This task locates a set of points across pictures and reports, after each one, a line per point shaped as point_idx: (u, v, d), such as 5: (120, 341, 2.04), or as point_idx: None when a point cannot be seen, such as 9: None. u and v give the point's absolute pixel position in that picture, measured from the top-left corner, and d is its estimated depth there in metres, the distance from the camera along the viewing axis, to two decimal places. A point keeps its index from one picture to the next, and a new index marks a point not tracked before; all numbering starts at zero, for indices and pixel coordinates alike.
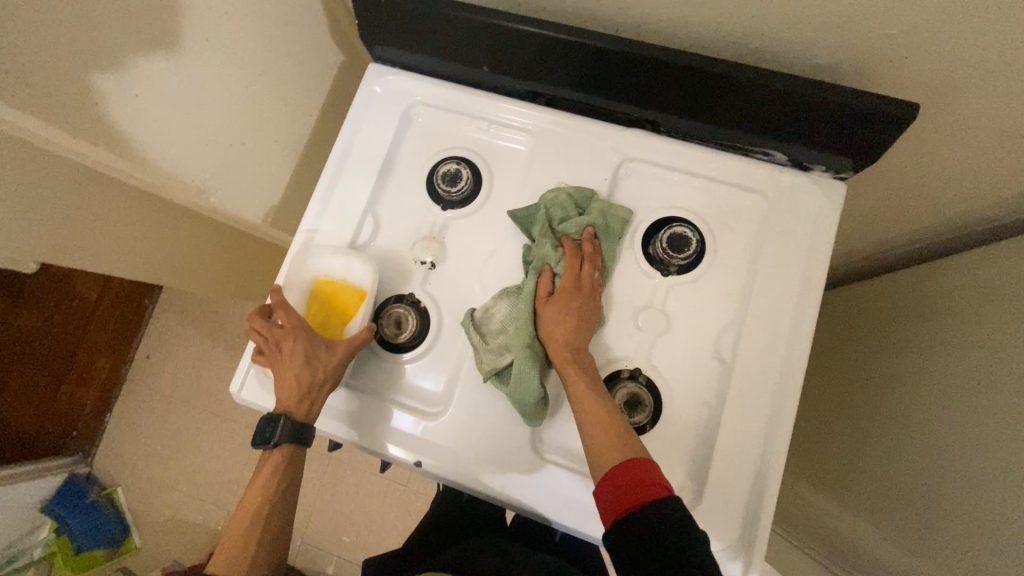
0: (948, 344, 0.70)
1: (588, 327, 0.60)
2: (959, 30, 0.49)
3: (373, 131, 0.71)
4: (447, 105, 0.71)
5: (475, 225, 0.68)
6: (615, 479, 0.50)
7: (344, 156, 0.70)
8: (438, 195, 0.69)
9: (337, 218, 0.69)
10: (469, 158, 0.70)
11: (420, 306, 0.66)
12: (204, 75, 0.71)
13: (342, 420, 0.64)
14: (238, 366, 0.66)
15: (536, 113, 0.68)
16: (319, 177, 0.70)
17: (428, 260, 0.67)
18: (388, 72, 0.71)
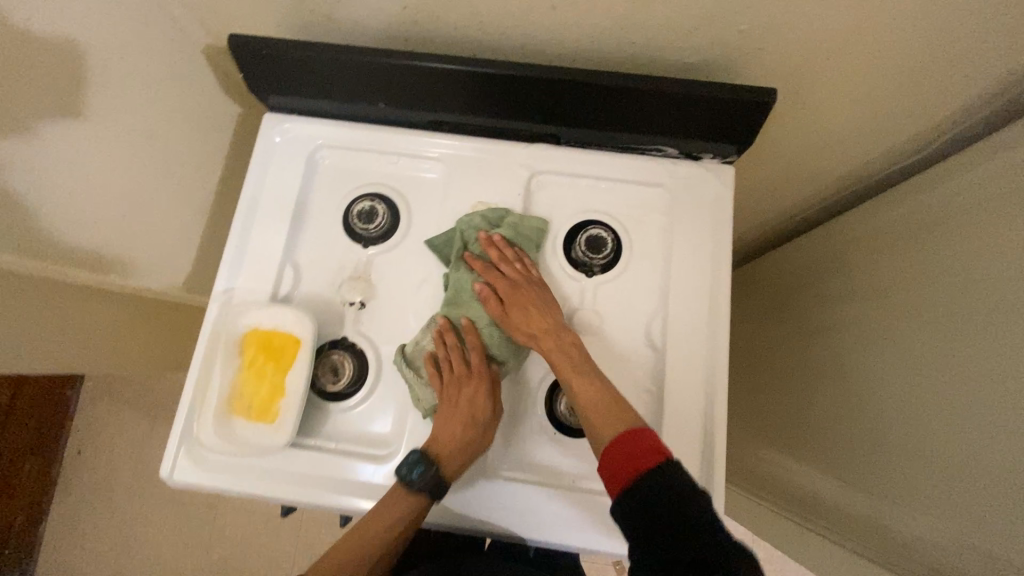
0: (854, 295, 0.77)
1: (549, 306, 0.61)
2: (797, 20, 0.56)
3: (277, 181, 0.69)
4: (351, 144, 0.71)
5: (400, 258, 0.68)
6: (618, 446, 0.51)
7: (251, 210, 0.68)
8: (357, 234, 0.68)
9: (254, 273, 0.66)
10: (382, 195, 0.69)
11: (356, 348, 0.64)
12: (94, 147, 0.67)
13: (290, 483, 0.61)
14: (167, 448, 0.62)
15: (440, 140, 0.69)
16: (229, 234, 0.67)
17: (357, 300, 0.66)
18: (285, 121, 0.71)
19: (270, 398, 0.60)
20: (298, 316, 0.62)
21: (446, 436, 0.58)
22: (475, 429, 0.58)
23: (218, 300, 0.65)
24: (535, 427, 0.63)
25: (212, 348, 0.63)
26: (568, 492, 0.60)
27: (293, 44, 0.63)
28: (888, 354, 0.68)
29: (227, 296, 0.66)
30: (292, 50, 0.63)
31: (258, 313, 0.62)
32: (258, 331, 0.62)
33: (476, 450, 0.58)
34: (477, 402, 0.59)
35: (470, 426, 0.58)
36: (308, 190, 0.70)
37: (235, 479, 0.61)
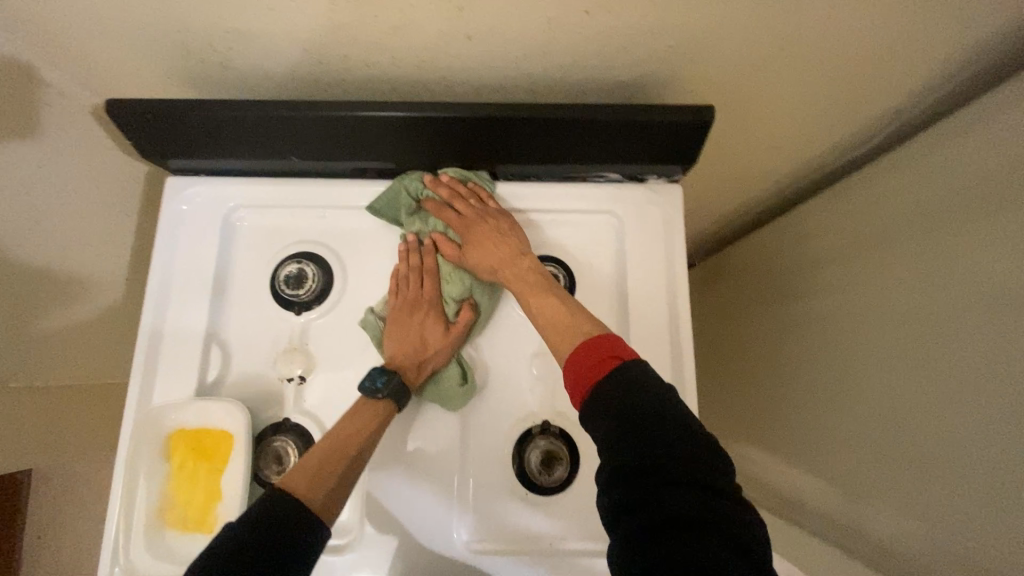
0: (818, 292, 0.76)
1: (503, 235, 0.60)
2: (726, 30, 0.53)
3: (187, 256, 0.63)
4: (268, 202, 0.64)
5: (340, 320, 0.62)
6: (581, 354, 0.49)
7: (162, 290, 0.62)
8: (285, 303, 0.62)
9: (177, 358, 0.61)
10: (305, 255, 0.63)
11: (300, 430, 0.59)
12: None
13: None
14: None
15: (367, 189, 0.64)
16: (142, 318, 0.61)
17: (297, 374, 0.60)
18: (190, 187, 0.64)
19: (207, 504, 0.55)
20: (226, 405, 0.56)
21: (400, 349, 0.59)
22: (430, 343, 0.60)
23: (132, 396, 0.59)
24: (502, 493, 0.58)
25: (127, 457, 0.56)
26: (542, 557, 0.56)
27: (185, 104, 0.57)
28: (856, 354, 0.67)
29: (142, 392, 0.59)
30: (183, 110, 0.57)
31: (180, 408, 0.56)
32: (181, 430, 0.56)
33: (432, 364, 0.59)
34: (433, 323, 0.60)
35: (427, 340, 0.60)
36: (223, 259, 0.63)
37: None
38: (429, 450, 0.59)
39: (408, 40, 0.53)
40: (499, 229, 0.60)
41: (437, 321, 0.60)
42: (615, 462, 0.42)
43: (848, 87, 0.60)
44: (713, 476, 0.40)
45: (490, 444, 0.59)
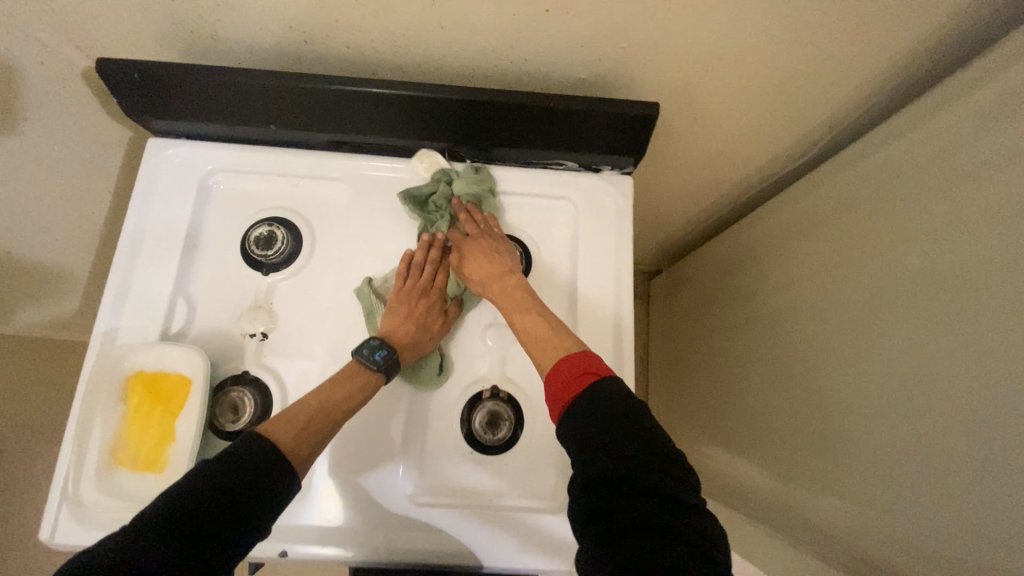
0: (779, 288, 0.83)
1: (504, 258, 0.65)
2: (675, 37, 0.59)
3: (159, 217, 0.67)
4: (245, 166, 0.69)
5: (306, 281, 0.66)
6: (564, 367, 0.55)
7: (129, 247, 0.65)
8: (246, 265, 0.66)
9: (142, 308, 0.64)
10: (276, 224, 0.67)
11: (258, 384, 0.62)
12: None
13: None
14: (46, 509, 0.58)
15: (340, 161, 0.69)
16: (113, 265, 0.65)
17: (259, 330, 0.64)
18: (163, 154, 0.68)
19: (159, 446, 0.58)
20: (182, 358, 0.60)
21: (399, 326, 0.62)
22: (428, 328, 0.63)
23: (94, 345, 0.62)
24: (446, 450, 0.61)
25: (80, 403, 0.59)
26: (479, 509, 0.60)
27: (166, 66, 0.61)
28: (813, 345, 0.74)
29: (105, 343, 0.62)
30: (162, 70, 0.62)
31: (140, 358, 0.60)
32: (138, 376, 0.59)
33: (425, 345, 0.62)
34: (435, 311, 0.64)
35: (426, 323, 0.63)
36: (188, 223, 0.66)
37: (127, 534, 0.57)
38: (376, 406, 0.62)
39: (387, 26, 0.58)
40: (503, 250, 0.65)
41: (439, 309, 0.65)
42: (586, 475, 0.49)
43: (788, 101, 0.69)
44: (674, 486, 0.47)
45: (436, 402, 0.63)
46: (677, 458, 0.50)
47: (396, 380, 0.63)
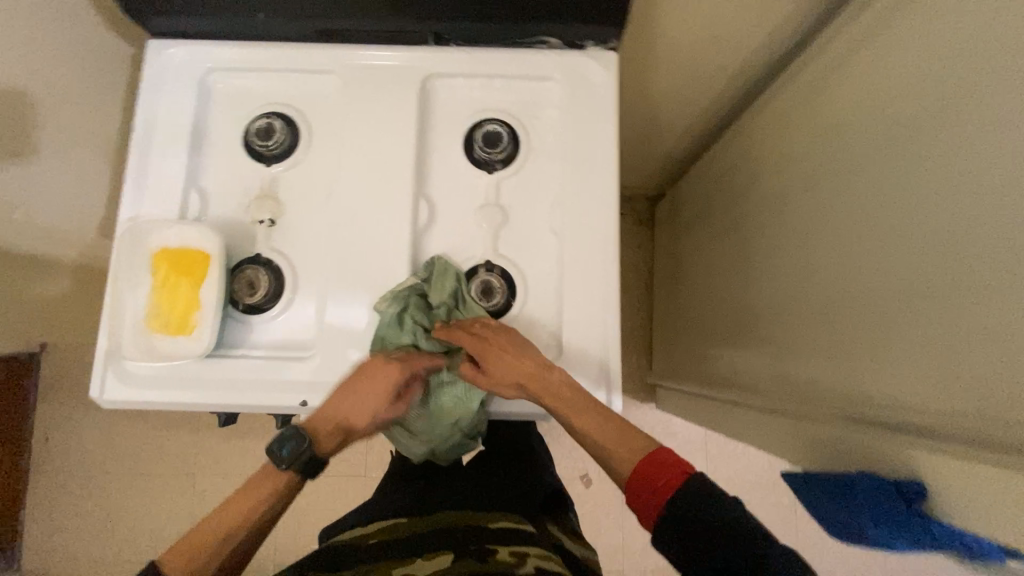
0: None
1: (615, 437, 0.57)
2: None
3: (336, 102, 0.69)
4: (458, 68, 0.69)
5: (527, 178, 0.68)
6: (649, 470, 0.53)
7: (324, 135, 0.69)
8: (469, 158, 0.68)
9: (356, 207, 0.66)
10: (445, 291, 0.63)
11: (500, 268, 0.66)
12: (229, 86, 0.70)
13: None
14: (146, 384, 0.62)
15: (548, 62, 0.68)
16: (324, 165, 0.68)
17: (490, 225, 0.67)
18: (365, 46, 0.69)
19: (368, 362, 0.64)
20: (394, 231, 0.66)
21: (590, 435, 0.57)
22: (594, 432, 0.58)
23: (277, 213, 0.67)
24: (603, 357, 0.64)
25: (284, 257, 0.66)
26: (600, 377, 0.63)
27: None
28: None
29: (289, 207, 0.68)
30: None
31: (348, 230, 0.66)
32: (375, 261, 0.65)
33: (637, 446, 0.56)
34: (588, 419, 0.58)
35: (583, 422, 0.58)
36: (390, 109, 0.68)
37: None
38: (590, 304, 0.65)
39: None
40: (510, 361, 0.59)
41: (592, 414, 0.58)
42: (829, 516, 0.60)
43: None
44: (904, 512, 0.52)
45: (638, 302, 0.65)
46: (915, 495, 0.52)
47: (607, 281, 0.65)
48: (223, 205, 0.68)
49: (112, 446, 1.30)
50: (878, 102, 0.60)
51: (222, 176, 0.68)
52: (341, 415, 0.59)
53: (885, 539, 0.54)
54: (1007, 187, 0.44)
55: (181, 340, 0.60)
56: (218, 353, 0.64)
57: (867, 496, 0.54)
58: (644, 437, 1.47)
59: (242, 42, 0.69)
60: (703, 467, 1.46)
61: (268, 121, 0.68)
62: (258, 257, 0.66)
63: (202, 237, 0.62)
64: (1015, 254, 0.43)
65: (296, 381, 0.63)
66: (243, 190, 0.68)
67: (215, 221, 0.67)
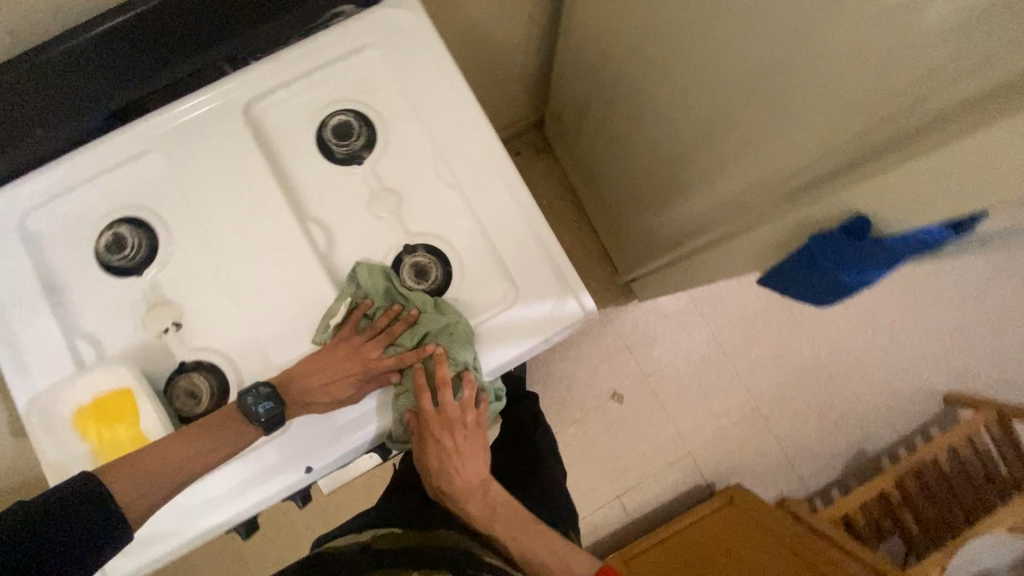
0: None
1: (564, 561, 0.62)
2: None
3: (170, 177, 0.63)
4: (272, 81, 0.64)
5: (398, 150, 0.65)
6: None
7: (178, 214, 0.63)
8: (333, 160, 0.65)
9: (252, 264, 0.62)
10: (381, 286, 0.62)
11: (421, 245, 0.64)
12: (50, 218, 0.62)
13: (351, 435, 0.61)
14: (154, 539, 0.58)
15: (354, 30, 0.65)
16: (196, 242, 0.63)
17: (389, 211, 0.64)
18: (170, 105, 0.63)
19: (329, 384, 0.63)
20: (301, 266, 0.62)
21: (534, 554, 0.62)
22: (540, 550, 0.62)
23: (177, 314, 0.61)
24: (555, 267, 0.64)
25: (209, 350, 0.61)
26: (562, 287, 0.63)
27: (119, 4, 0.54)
28: None
29: (185, 301, 0.62)
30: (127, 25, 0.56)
31: (257, 289, 0.62)
32: (302, 303, 0.62)
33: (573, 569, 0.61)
34: (533, 537, 0.63)
35: (523, 535, 0.63)
36: (229, 155, 0.63)
37: (347, 440, 0.60)
38: (518, 231, 0.64)
39: None
40: (471, 439, 0.63)
41: (545, 541, 0.63)
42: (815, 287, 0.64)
43: None
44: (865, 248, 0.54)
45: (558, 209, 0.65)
46: (866, 228, 0.54)
47: (523, 202, 0.64)
48: (117, 336, 0.61)
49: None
50: None
51: (99, 309, 0.61)
52: (311, 379, 0.58)
53: (861, 280, 0.57)
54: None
55: None
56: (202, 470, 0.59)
57: (826, 254, 0.58)
58: (644, 331, 1.54)
59: (39, 168, 0.62)
60: (704, 327, 1.55)
61: (114, 231, 0.62)
62: (184, 364, 0.61)
63: (112, 376, 0.56)
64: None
65: (292, 453, 0.60)
66: (129, 310, 0.62)
67: (118, 356, 0.61)
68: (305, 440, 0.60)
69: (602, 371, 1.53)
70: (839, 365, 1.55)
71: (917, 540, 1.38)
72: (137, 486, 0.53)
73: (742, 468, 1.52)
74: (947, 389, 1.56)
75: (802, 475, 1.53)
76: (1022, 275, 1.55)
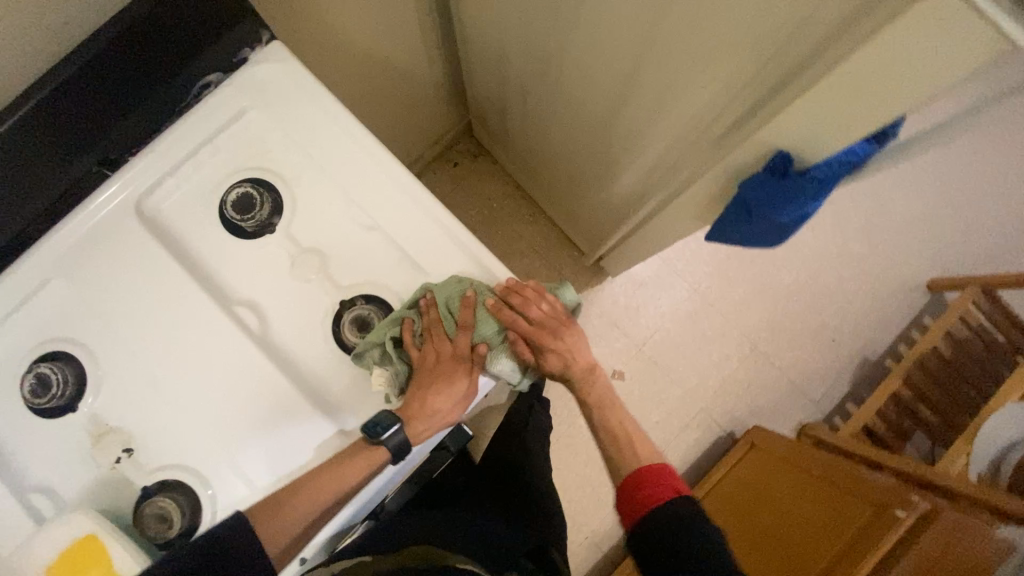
0: None
1: (641, 434, 0.66)
2: None
3: (77, 301, 0.59)
4: (159, 172, 0.61)
5: (310, 206, 0.62)
6: (643, 478, 0.61)
7: (98, 337, 0.59)
8: (244, 235, 0.61)
9: (190, 364, 0.59)
10: (399, 308, 0.60)
11: (359, 297, 0.61)
12: None
13: (336, 515, 0.58)
14: None
15: (228, 96, 0.62)
16: (126, 359, 0.59)
17: (316, 272, 0.61)
18: (56, 227, 0.59)
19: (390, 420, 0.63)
20: (240, 353, 0.59)
21: (629, 426, 0.67)
22: (624, 423, 0.67)
23: (126, 440, 0.58)
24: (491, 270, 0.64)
25: (171, 467, 0.58)
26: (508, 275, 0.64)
27: None
28: None
29: (131, 424, 0.59)
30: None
31: (204, 390, 0.59)
32: (253, 389, 0.59)
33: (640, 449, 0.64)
34: (620, 411, 0.68)
35: (611, 408, 0.68)
36: (136, 259, 0.60)
37: (332, 521, 0.58)
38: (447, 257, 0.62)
39: None
40: (565, 342, 0.63)
41: (629, 415, 0.68)
42: (759, 230, 0.62)
43: None
44: (791, 181, 0.53)
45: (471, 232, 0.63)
46: (788, 160, 0.53)
47: (442, 229, 0.63)
48: (71, 479, 0.57)
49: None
50: None
51: (41, 458, 0.58)
52: (423, 405, 0.58)
53: (802, 213, 0.57)
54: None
55: None
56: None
57: (758, 198, 0.57)
58: (626, 302, 1.53)
59: None
60: (682, 283, 1.54)
61: (33, 372, 0.58)
62: (146, 490, 0.57)
63: (70, 526, 0.53)
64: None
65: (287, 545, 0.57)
66: (76, 449, 0.58)
67: (77, 500, 0.57)
68: None
69: (597, 354, 1.52)
70: (821, 283, 1.56)
71: (941, 431, 1.39)
72: (271, 526, 0.53)
73: (756, 408, 1.52)
74: (928, 276, 1.58)
75: (815, 399, 1.54)
76: (961, 152, 1.60)
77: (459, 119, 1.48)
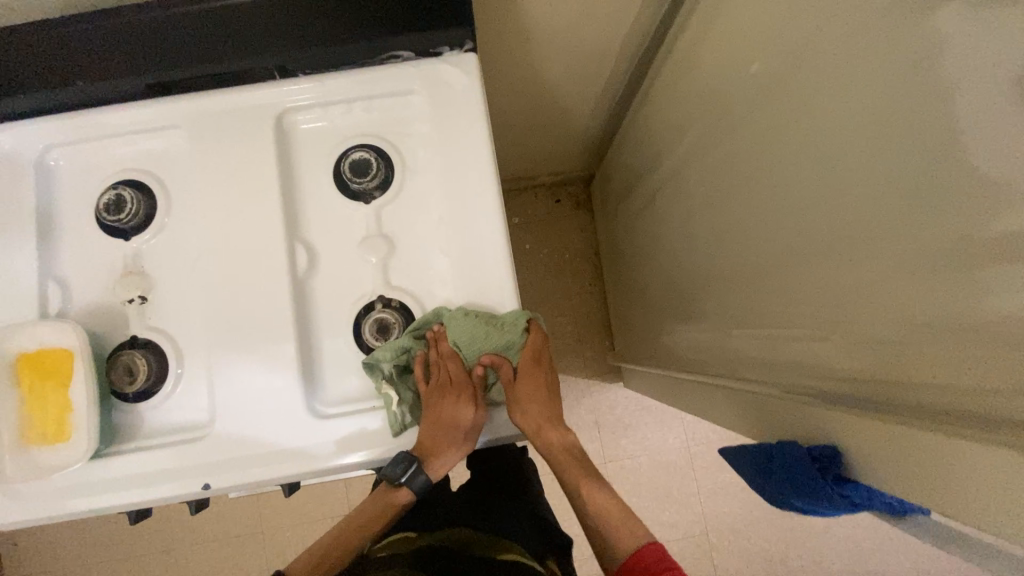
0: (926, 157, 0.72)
1: (634, 526, 0.63)
2: None
3: (187, 158, 0.64)
4: (311, 100, 0.65)
5: (409, 201, 0.65)
6: None
7: (183, 195, 0.64)
8: (343, 191, 0.64)
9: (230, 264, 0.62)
10: (404, 334, 0.61)
11: (395, 303, 0.63)
12: (73, 160, 0.65)
13: (253, 468, 0.58)
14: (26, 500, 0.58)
15: (406, 75, 0.65)
16: (189, 226, 0.64)
17: (377, 257, 0.63)
18: (207, 92, 0.64)
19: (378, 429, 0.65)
20: (273, 282, 0.62)
21: (618, 525, 0.63)
22: (619, 525, 0.63)
23: (145, 288, 0.62)
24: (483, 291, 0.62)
25: (165, 334, 0.62)
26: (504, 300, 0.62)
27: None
28: None
29: (159, 278, 0.63)
30: (194, 13, 0.60)
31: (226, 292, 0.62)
32: (262, 318, 0.61)
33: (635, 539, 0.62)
34: (610, 509, 0.65)
35: (603, 505, 0.65)
36: (249, 154, 0.63)
37: (248, 471, 0.58)
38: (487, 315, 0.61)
39: None
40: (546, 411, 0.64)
41: (614, 506, 0.65)
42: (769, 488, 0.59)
43: None
44: (823, 483, 0.50)
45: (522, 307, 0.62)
46: (831, 465, 0.50)
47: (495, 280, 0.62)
48: (88, 291, 0.63)
49: (99, 546, 1.34)
50: (741, 65, 0.60)
51: (80, 260, 0.63)
52: (436, 442, 0.61)
53: (815, 508, 0.53)
54: (875, 124, 0.41)
55: (61, 446, 0.57)
56: (111, 449, 0.60)
57: (784, 467, 0.54)
58: (620, 415, 1.50)
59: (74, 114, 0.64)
60: (679, 431, 1.49)
61: (116, 191, 0.63)
62: (134, 338, 0.62)
63: (60, 331, 0.58)
64: (890, 194, 0.41)
65: (196, 465, 0.58)
66: (107, 270, 0.63)
67: (82, 310, 0.62)
68: (208, 458, 0.59)
69: None
70: (806, 523, 1.47)
71: None
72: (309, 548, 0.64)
73: None
74: None
75: None
76: None
77: (586, 168, 1.49)
